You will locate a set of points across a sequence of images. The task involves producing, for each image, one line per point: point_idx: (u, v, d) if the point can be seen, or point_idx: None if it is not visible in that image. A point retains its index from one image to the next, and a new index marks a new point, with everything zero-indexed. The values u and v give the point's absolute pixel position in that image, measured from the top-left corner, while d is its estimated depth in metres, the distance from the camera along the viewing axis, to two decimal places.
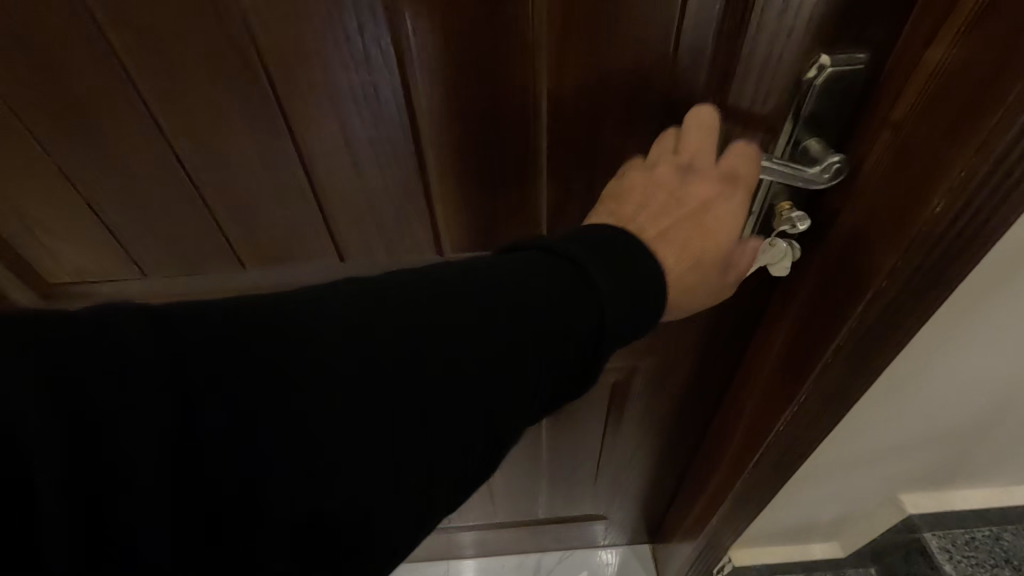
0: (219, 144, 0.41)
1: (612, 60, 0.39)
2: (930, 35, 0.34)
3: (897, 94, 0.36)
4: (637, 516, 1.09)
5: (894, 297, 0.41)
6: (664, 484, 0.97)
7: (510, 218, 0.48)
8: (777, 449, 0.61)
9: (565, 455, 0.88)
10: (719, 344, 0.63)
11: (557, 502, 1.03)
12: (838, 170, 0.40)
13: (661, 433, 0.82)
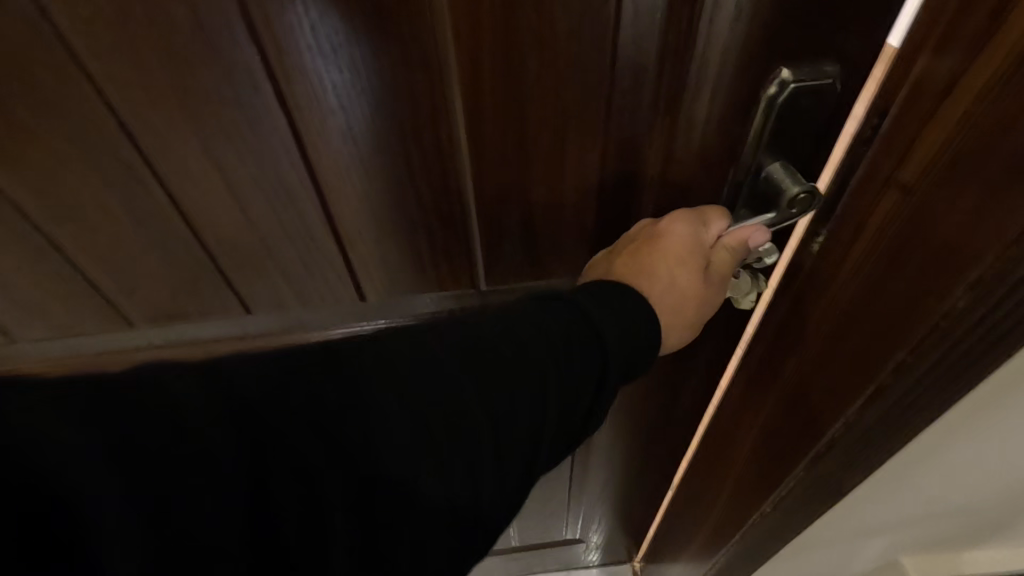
0: (67, 189, 0.35)
1: (536, 82, 0.32)
2: (941, 82, 0.26)
3: (905, 148, 0.28)
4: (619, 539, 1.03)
5: (902, 396, 0.33)
6: (644, 511, 0.91)
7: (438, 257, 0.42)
8: (762, 525, 0.53)
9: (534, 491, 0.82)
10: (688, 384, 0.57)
11: (533, 531, 0.97)
12: (805, 204, 0.33)
13: (635, 469, 0.75)
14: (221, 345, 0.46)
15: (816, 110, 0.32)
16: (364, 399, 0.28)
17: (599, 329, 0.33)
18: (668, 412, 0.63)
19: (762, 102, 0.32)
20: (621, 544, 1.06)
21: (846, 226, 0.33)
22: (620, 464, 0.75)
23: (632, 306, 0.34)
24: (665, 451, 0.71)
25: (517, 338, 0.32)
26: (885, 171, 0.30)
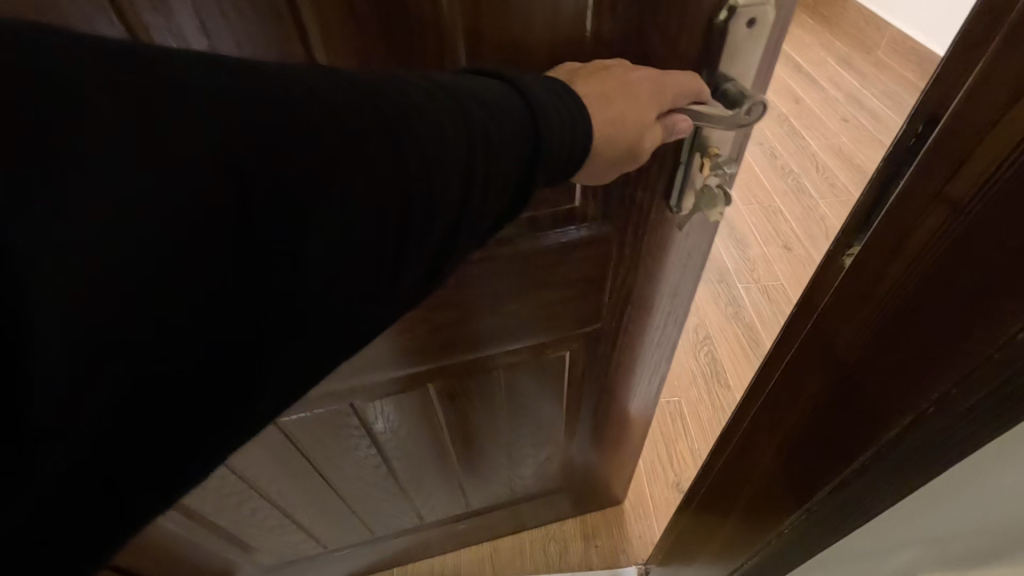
0: None
1: (528, 28, 0.40)
2: (997, 102, 0.24)
3: (960, 159, 0.26)
4: (607, 474, 1.13)
5: (941, 434, 0.30)
6: (625, 434, 1.02)
7: None
8: (778, 543, 0.52)
9: (529, 427, 0.92)
10: (647, 301, 0.72)
11: (528, 473, 1.06)
12: (756, 109, 0.44)
13: (612, 391, 0.87)
14: None
15: (740, 36, 0.44)
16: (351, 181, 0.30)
17: (547, 138, 0.37)
18: (638, 324, 0.75)
19: (717, 26, 0.43)
20: (607, 482, 1.15)
21: (881, 244, 0.31)
22: (603, 390, 0.86)
23: (579, 126, 0.39)
24: (633, 372, 0.85)
25: (478, 138, 0.34)
26: (935, 182, 0.27)
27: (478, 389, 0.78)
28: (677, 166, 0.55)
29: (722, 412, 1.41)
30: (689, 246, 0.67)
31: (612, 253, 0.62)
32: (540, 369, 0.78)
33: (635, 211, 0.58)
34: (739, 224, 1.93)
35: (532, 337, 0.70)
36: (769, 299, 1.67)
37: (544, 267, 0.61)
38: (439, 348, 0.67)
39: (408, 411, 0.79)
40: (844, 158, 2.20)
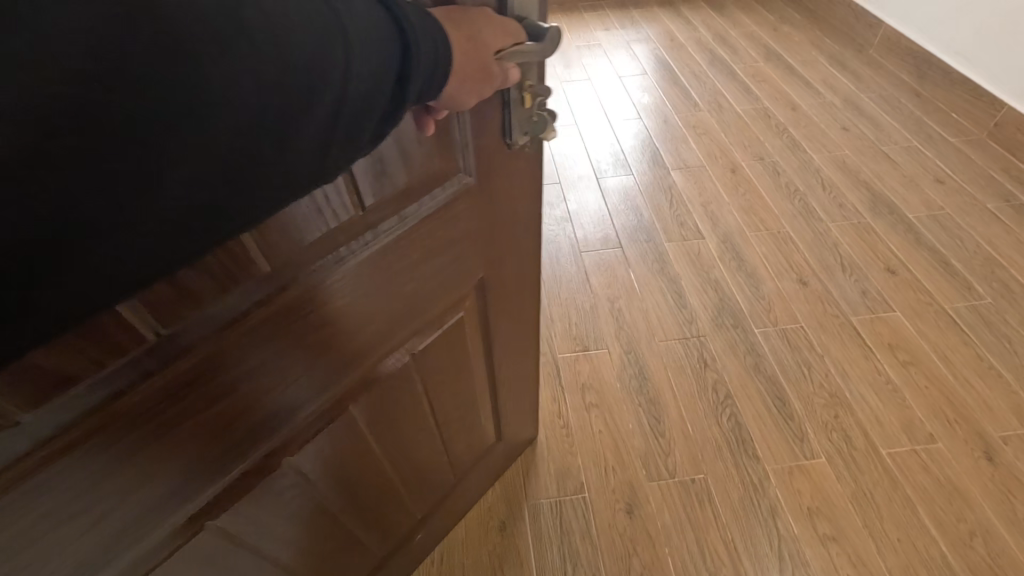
0: None
1: None
2: None
3: None
4: (518, 419, 1.20)
5: None
6: (522, 368, 1.06)
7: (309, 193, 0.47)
8: None
9: (446, 401, 0.90)
10: (523, 232, 0.82)
11: (459, 449, 1.05)
12: (556, 32, 0.53)
13: (505, 338, 0.95)
14: (128, 400, 0.42)
15: None
16: (224, 53, 0.29)
17: (414, 38, 0.39)
18: (500, 256, 0.80)
19: None
20: (519, 423, 1.22)
21: None
22: (488, 332, 0.90)
23: (443, 40, 0.42)
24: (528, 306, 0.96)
25: (350, 32, 0.35)
26: None
27: (402, 385, 0.77)
28: (506, 110, 0.62)
29: (755, 491, 1.26)
30: (519, 168, 0.71)
31: (459, 201, 0.65)
32: (450, 337, 0.80)
33: (489, 152, 0.65)
34: (749, 255, 1.78)
35: (402, 325, 0.68)
36: (790, 346, 1.53)
37: (432, 230, 0.64)
38: (360, 355, 0.64)
39: (349, 441, 0.73)
40: (849, 173, 2.07)
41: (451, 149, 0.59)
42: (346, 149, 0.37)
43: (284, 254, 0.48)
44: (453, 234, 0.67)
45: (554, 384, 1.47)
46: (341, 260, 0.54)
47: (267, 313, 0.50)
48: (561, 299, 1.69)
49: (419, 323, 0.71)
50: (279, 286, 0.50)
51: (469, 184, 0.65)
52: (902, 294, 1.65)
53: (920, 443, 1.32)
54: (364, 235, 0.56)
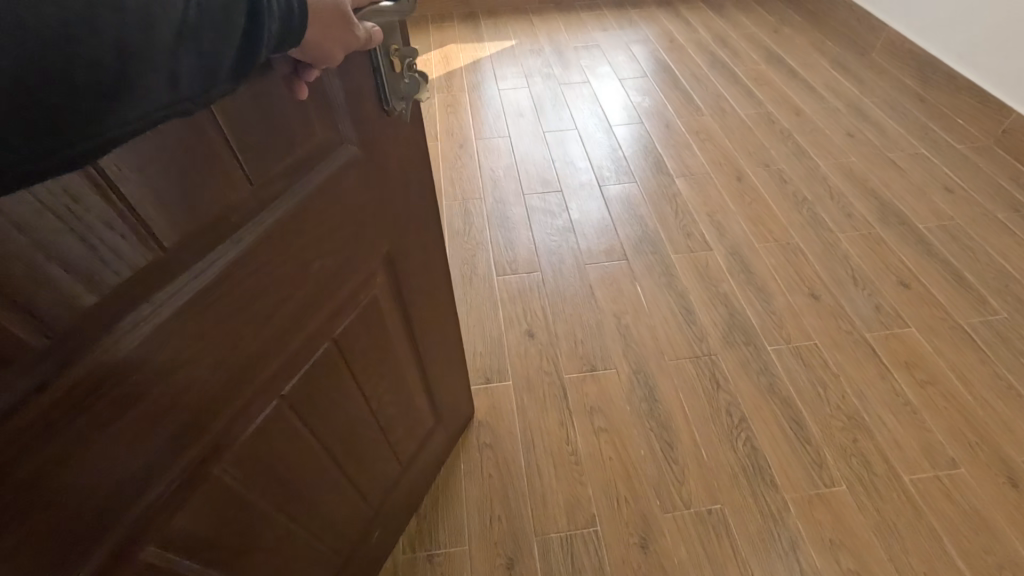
0: None
1: None
2: None
3: None
4: (449, 398, 1.23)
5: None
6: (440, 337, 1.11)
7: (198, 173, 0.49)
8: None
9: (371, 384, 0.91)
10: (414, 198, 0.86)
11: (399, 433, 1.07)
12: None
13: (417, 308, 0.99)
14: (35, 407, 0.41)
15: None
16: None
17: None
18: (400, 225, 0.84)
19: None
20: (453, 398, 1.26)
21: None
22: (403, 304, 0.93)
23: None
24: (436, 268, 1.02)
25: None
26: None
27: (324, 369, 0.78)
28: (377, 74, 0.66)
29: (774, 523, 1.20)
30: (403, 134, 0.77)
31: (350, 173, 0.68)
32: (363, 315, 0.83)
33: (367, 120, 0.67)
34: (758, 267, 1.72)
35: (309, 313, 0.70)
36: (805, 365, 1.48)
37: (329, 204, 0.66)
38: (274, 340, 0.65)
39: (282, 430, 0.73)
40: (857, 180, 2.02)
41: (328, 111, 0.61)
42: (192, 95, 0.36)
43: (180, 237, 0.49)
44: (347, 212, 0.70)
45: (560, 407, 1.40)
46: (236, 240, 0.55)
47: (169, 302, 0.50)
48: (566, 314, 1.62)
49: (330, 301, 0.73)
50: (176, 273, 0.50)
51: (356, 153, 0.68)
52: (917, 309, 1.60)
53: (943, 468, 1.27)
54: (259, 214, 0.57)
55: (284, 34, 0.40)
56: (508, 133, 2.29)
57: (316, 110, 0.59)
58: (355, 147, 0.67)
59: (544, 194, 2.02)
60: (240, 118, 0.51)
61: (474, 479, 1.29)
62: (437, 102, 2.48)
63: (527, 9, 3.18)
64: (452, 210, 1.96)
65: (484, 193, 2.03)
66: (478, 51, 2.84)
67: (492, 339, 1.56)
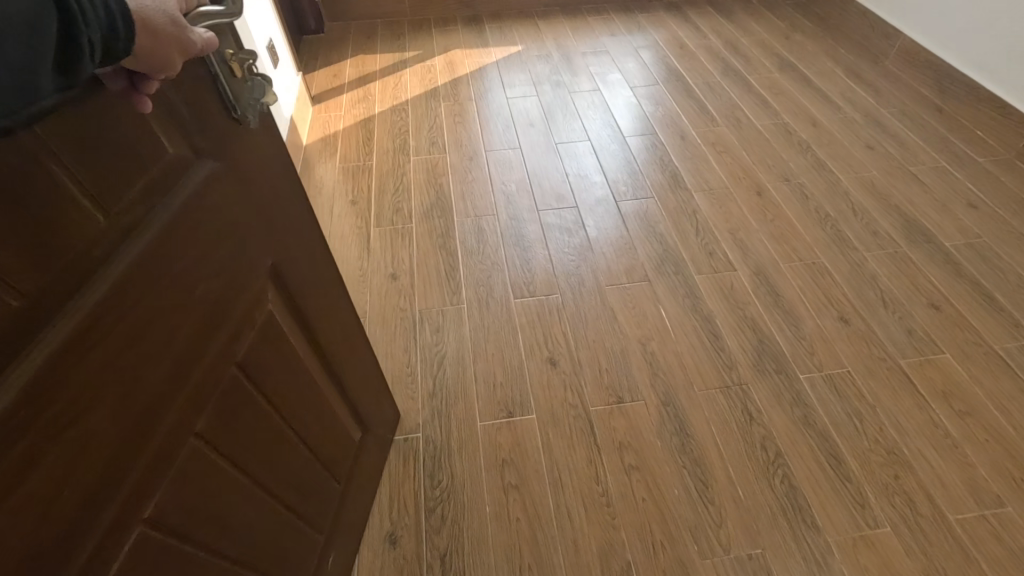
0: None
1: None
2: None
3: None
4: (368, 407, 1.18)
5: None
6: (351, 346, 1.06)
7: (39, 208, 0.43)
8: None
9: (289, 405, 0.85)
10: (290, 208, 0.80)
11: (328, 450, 1.02)
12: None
13: (321, 321, 0.93)
14: None
15: None
16: None
17: None
18: (280, 236, 0.78)
19: None
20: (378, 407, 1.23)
21: None
22: (303, 319, 0.87)
23: None
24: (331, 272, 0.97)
25: None
26: None
27: (236, 398, 0.71)
28: (215, 84, 0.60)
29: (820, 569, 1.15)
30: (260, 138, 0.71)
31: (215, 188, 0.62)
32: (264, 336, 0.76)
33: (221, 135, 0.62)
34: (785, 290, 1.66)
35: (205, 342, 0.63)
36: (839, 394, 1.42)
37: (202, 223, 0.60)
38: (175, 375, 0.59)
39: (208, 470, 0.67)
40: (878, 196, 1.97)
41: (172, 123, 0.55)
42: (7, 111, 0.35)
43: (38, 279, 0.43)
44: (222, 228, 0.64)
45: (588, 442, 1.34)
46: (109, 274, 0.49)
47: (47, 351, 0.43)
48: (588, 340, 1.55)
49: (225, 326, 0.67)
50: (43, 319, 0.44)
51: (216, 167, 0.62)
52: (951, 334, 1.55)
53: (989, 506, 1.22)
54: (126, 242, 0.51)
55: (106, 53, 0.41)
56: (518, 145, 2.21)
57: (160, 128, 0.54)
58: (216, 163, 0.62)
59: (559, 210, 1.95)
60: (77, 146, 0.45)
61: (500, 522, 1.22)
62: (444, 111, 2.39)
63: (533, 13, 3.10)
64: (464, 227, 1.89)
65: (496, 209, 1.95)
66: (484, 57, 2.75)
67: (512, 368, 1.49)
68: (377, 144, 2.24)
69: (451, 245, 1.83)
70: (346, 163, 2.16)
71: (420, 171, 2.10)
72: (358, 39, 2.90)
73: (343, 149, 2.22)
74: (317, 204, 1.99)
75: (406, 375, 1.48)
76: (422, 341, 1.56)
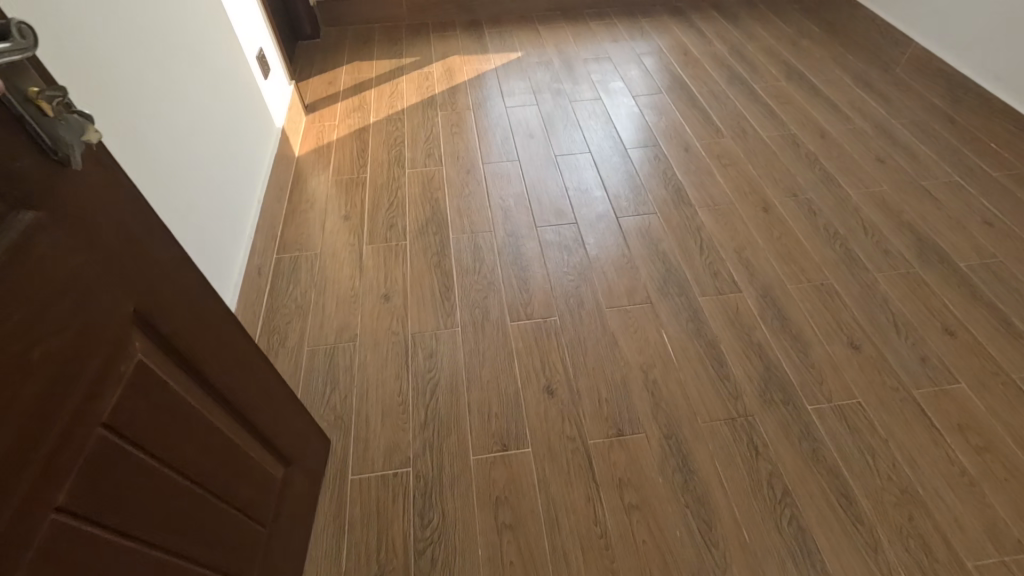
0: None
1: None
2: None
3: None
4: (288, 439, 1.08)
5: None
6: (259, 383, 0.96)
7: None
8: None
9: (185, 458, 0.75)
10: (168, 252, 0.71)
11: (246, 495, 0.92)
12: (26, 29, 0.50)
13: (221, 366, 0.84)
14: None
15: None
16: None
17: None
18: (146, 278, 0.68)
19: None
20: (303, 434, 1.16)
21: None
22: (191, 363, 0.77)
23: None
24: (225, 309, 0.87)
25: None
26: None
27: (114, 462, 0.63)
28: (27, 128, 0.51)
29: None
30: (116, 179, 0.63)
31: (47, 235, 0.53)
32: (146, 389, 0.68)
33: (52, 186, 0.54)
34: (793, 313, 1.60)
35: (49, 407, 0.54)
36: (850, 428, 1.35)
37: (32, 272, 0.52)
38: (14, 446, 0.50)
39: (84, 547, 0.58)
40: (890, 212, 1.90)
41: None
42: None
43: None
44: (55, 276, 0.55)
45: (586, 478, 1.28)
46: None
47: None
48: (587, 366, 1.48)
49: (83, 385, 0.58)
50: None
51: (40, 218, 0.53)
52: (966, 362, 1.48)
53: (1010, 552, 1.16)
54: None
55: None
56: (518, 157, 2.15)
57: None
58: (43, 212, 0.53)
59: (558, 226, 1.88)
60: None
61: (493, 566, 1.16)
62: (441, 121, 2.33)
63: (533, 18, 3.03)
64: (460, 245, 1.82)
65: (493, 225, 1.89)
66: (483, 64, 2.68)
67: (507, 397, 1.42)
68: (371, 155, 2.17)
69: (446, 264, 1.76)
70: (339, 176, 2.10)
71: (416, 185, 2.04)
72: (355, 45, 2.84)
73: (337, 161, 2.16)
74: (309, 219, 1.93)
75: (395, 403, 1.42)
76: (414, 367, 1.49)
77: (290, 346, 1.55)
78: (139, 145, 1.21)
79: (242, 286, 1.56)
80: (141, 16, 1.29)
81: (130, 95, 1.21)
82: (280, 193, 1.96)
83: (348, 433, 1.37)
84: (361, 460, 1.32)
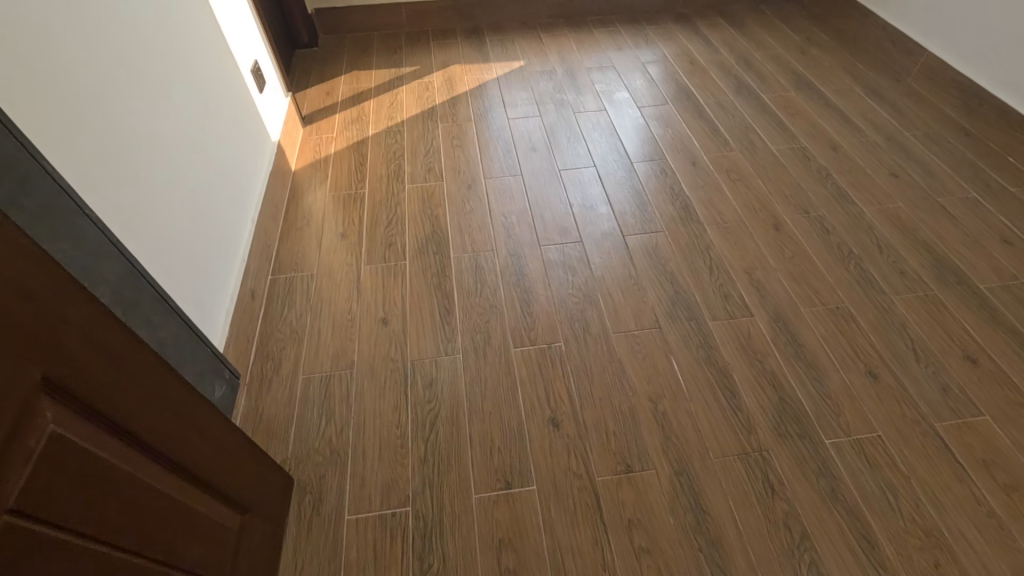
0: None
1: None
2: None
3: None
4: (243, 484, 1.03)
5: None
6: (201, 430, 0.90)
7: None
8: None
9: (116, 527, 0.70)
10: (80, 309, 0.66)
11: (195, 554, 0.86)
12: None
13: (150, 422, 0.78)
14: None
15: None
16: None
17: None
18: (56, 341, 0.62)
19: None
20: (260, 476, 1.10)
21: None
22: (114, 422, 0.71)
23: None
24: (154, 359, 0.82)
25: None
26: None
27: (28, 547, 0.56)
28: None
29: None
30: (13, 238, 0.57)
31: None
32: (65, 459, 0.62)
33: None
34: (808, 339, 1.54)
35: None
36: (872, 466, 1.29)
37: None
38: None
39: None
40: (906, 231, 1.83)
41: None
42: None
43: None
44: None
45: (593, 518, 1.22)
46: None
47: None
48: (594, 397, 1.42)
49: None
50: None
51: None
52: (989, 392, 1.42)
53: None
54: None
55: None
56: (520, 171, 2.09)
57: None
58: None
59: (562, 244, 1.82)
60: None
61: None
62: (442, 133, 2.27)
63: (536, 25, 2.97)
64: (461, 264, 1.76)
65: (495, 243, 1.83)
66: (484, 73, 2.63)
67: (511, 429, 1.37)
68: (370, 170, 2.11)
69: (446, 285, 1.70)
70: (336, 191, 2.03)
71: (415, 201, 1.98)
72: (354, 53, 2.78)
73: (334, 175, 2.10)
74: (305, 237, 1.87)
75: (394, 437, 1.36)
76: (413, 397, 1.43)
77: (283, 374, 1.49)
78: (119, 183, 1.14)
79: (233, 312, 1.50)
80: (131, 37, 1.25)
81: (104, 130, 1.12)
82: (275, 211, 1.90)
83: (343, 468, 1.31)
84: (358, 498, 1.26)
